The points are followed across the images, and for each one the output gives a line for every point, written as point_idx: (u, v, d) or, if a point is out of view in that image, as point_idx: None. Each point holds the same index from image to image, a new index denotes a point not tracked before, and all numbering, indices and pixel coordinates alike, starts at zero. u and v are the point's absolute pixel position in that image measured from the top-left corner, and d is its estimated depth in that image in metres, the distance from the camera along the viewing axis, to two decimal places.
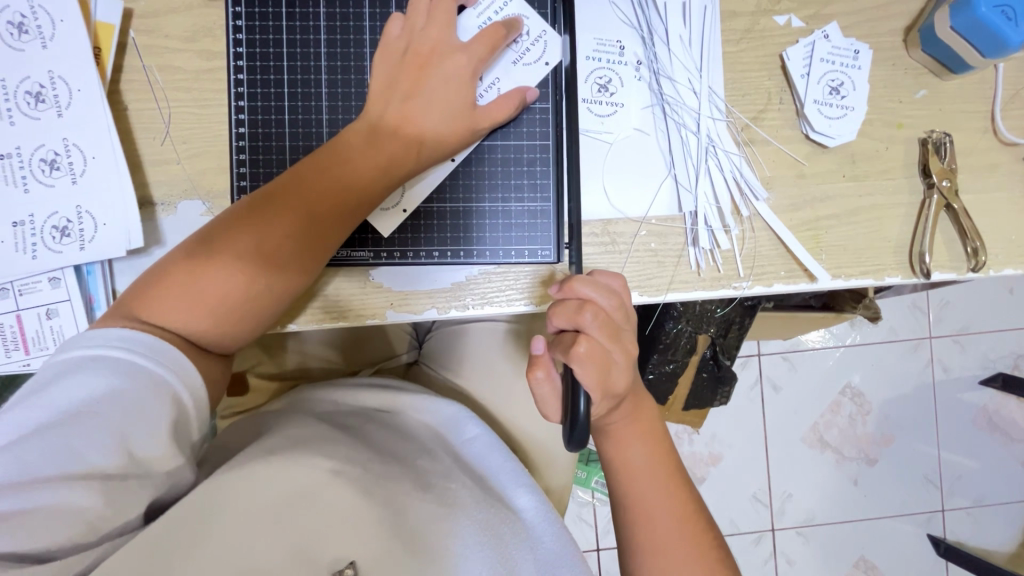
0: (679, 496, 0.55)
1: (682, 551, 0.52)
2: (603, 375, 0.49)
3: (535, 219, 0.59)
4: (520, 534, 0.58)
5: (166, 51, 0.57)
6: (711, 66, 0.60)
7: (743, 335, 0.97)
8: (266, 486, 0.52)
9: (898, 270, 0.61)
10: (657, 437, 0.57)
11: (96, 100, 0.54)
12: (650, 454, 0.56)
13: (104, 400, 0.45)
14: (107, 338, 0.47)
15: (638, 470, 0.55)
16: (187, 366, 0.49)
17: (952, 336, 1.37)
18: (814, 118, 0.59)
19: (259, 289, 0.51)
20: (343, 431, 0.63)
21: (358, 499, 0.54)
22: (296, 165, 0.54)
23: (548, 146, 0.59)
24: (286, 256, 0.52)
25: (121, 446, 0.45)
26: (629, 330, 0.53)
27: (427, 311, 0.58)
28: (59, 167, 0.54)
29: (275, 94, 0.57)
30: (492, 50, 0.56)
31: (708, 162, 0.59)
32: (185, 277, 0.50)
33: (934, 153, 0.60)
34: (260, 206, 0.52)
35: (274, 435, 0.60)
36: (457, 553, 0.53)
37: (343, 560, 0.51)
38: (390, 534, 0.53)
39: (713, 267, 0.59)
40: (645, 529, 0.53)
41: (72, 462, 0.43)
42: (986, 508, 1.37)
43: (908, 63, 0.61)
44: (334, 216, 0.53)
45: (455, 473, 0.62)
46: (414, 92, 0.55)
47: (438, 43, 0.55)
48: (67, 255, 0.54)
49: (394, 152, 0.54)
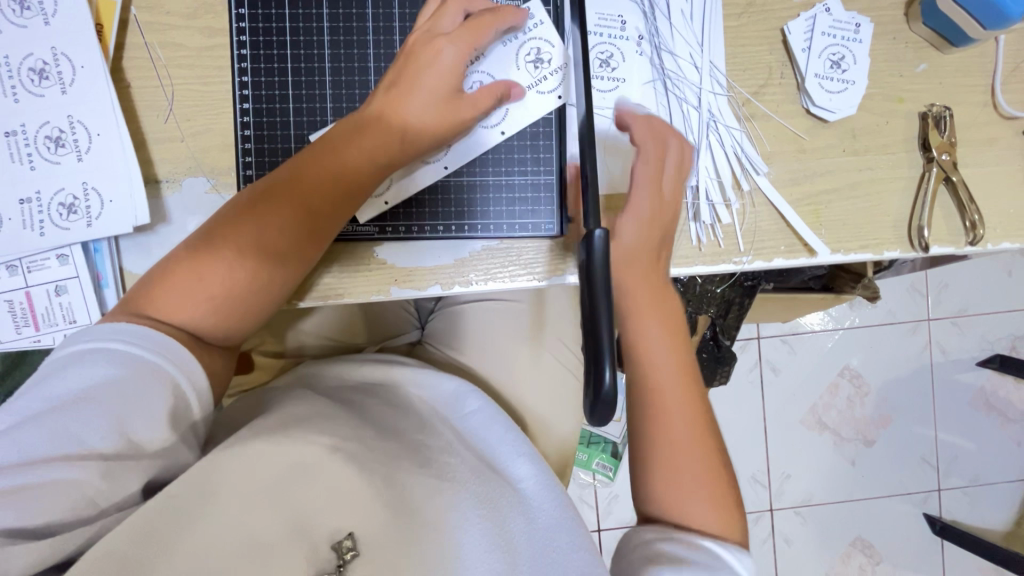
0: (694, 398, 0.54)
1: (688, 448, 0.53)
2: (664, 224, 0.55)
3: (539, 192, 0.59)
4: (518, 510, 0.57)
5: (168, 27, 0.57)
6: (713, 39, 0.60)
7: (742, 316, 0.98)
8: (264, 464, 0.52)
9: (897, 245, 0.61)
10: (680, 337, 0.56)
11: (101, 77, 0.54)
12: (668, 343, 0.55)
13: (102, 389, 0.45)
14: (106, 331, 0.47)
15: (659, 362, 0.54)
16: (184, 356, 0.48)
17: (950, 317, 1.38)
18: (814, 92, 0.59)
19: (261, 288, 0.52)
20: (345, 406, 0.65)
21: (356, 475, 0.55)
22: (296, 159, 0.54)
23: (551, 119, 0.59)
24: (285, 245, 0.52)
25: (120, 432, 0.45)
26: (676, 182, 0.56)
27: (431, 287, 0.59)
28: (65, 144, 0.55)
29: (278, 69, 0.58)
30: (480, 37, 0.55)
31: (709, 137, 0.60)
32: (185, 271, 0.51)
33: (934, 127, 0.60)
34: (263, 202, 0.52)
35: (280, 411, 0.61)
36: (455, 526, 0.54)
37: (340, 532, 0.53)
38: (386, 511, 0.55)
39: (713, 242, 0.60)
40: (654, 423, 0.53)
41: (70, 445, 0.43)
42: (982, 487, 1.39)
43: (909, 36, 0.61)
44: (335, 212, 0.53)
45: (455, 449, 0.63)
46: (403, 78, 0.54)
47: (428, 32, 0.55)
48: (74, 231, 0.55)
49: (387, 139, 0.54)
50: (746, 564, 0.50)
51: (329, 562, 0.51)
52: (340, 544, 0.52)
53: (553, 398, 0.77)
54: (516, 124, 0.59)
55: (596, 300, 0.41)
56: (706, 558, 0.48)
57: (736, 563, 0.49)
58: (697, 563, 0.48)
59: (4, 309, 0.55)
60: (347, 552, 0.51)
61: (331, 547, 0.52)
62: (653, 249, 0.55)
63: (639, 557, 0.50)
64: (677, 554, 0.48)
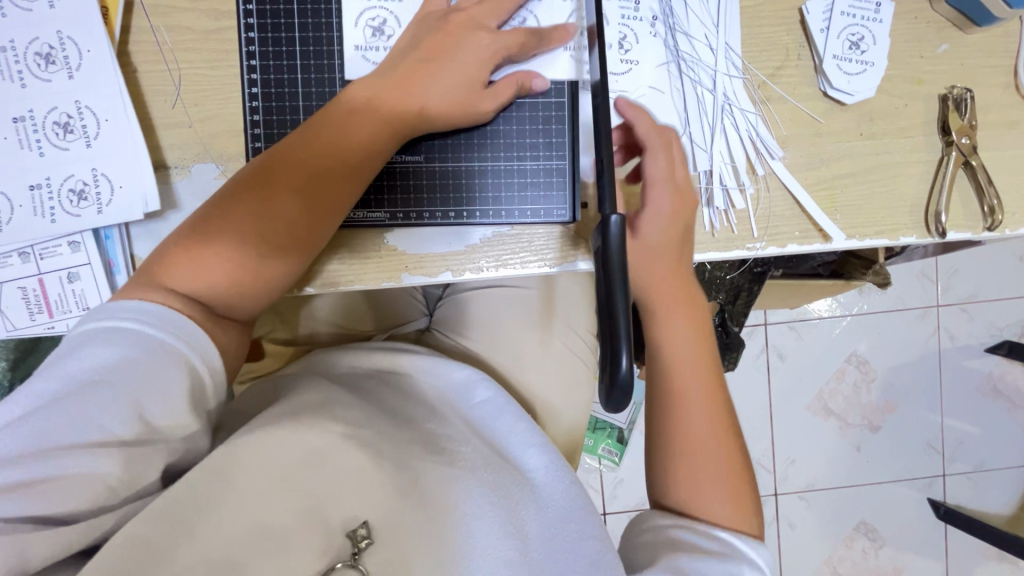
0: (717, 397, 0.57)
1: (711, 441, 0.56)
2: (677, 203, 0.56)
3: (550, 177, 0.59)
4: (529, 497, 0.58)
5: (174, 9, 0.56)
6: (728, 20, 0.59)
7: (752, 302, 0.98)
8: (278, 451, 0.52)
9: (913, 230, 0.60)
10: (703, 333, 0.59)
11: (108, 62, 0.54)
12: (696, 346, 0.58)
13: (114, 369, 0.45)
14: (123, 310, 0.47)
15: (683, 358, 0.57)
16: (195, 332, 0.49)
17: (959, 303, 1.37)
18: (832, 74, 0.58)
19: (270, 256, 0.51)
20: (359, 394, 0.65)
21: (370, 462, 0.56)
22: (309, 126, 0.53)
23: (564, 104, 0.58)
24: (293, 212, 0.51)
25: (133, 412, 0.45)
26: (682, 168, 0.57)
27: (441, 273, 0.59)
28: (73, 130, 0.54)
29: (287, 53, 0.57)
30: (519, 35, 0.55)
31: (723, 121, 0.59)
32: (193, 241, 0.50)
33: (954, 110, 0.59)
34: (275, 171, 0.51)
35: (293, 398, 0.61)
36: (466, 514, 0.55)
37: (355, 520, 0.54)
38: (399, 500, 0.55)
39: (726, 228, 0.59)
40: (676, 412, 0.56)
41: (88, 429, 0.43)
42: (987, 472, 1.39)
43: (931, 16, 0.60)
44: (346, 182, 0.53)
45: (468, 436, 0.63)
46: (428, 58, 0.54)
47: (469, 17, 0.55)
48: (85, 218, 0.54)
49: (400, 116, 0.53)
50: (758, 550, 0.52)
51: (344, 549, 0.53)
52: (354, 532, 0.53)
53: (563, 384, 0.77)
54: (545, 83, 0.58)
55: (612, 283, 0.41)
56: (720, 546, 0.51)
57: (748, 549, 0.52)
58: (711, 551, 0.50)
59: (17, 296, 0.55)
60: (361, 541, 0.53)
61: (345, 535, 0.53)
62: (676, 245, 0.57)
63: (649, 541, 0.53)
64: (697, 544, 0.51)
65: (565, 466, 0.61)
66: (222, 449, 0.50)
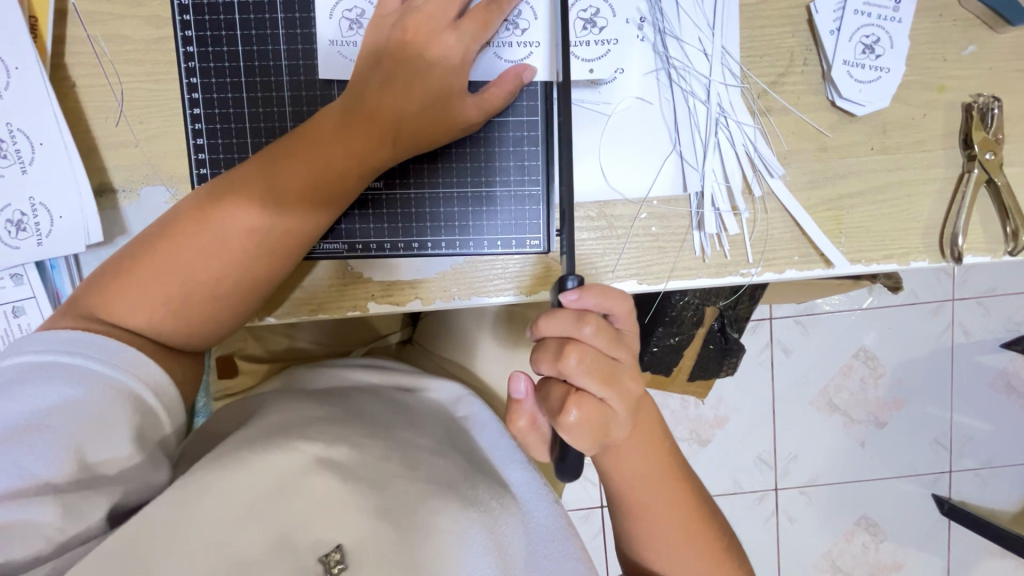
0: (687, 501, 0.52)
1: (680, 536, 0.52)
2: (601, 442, 0.44)
3: (523, 205, 0.54)
4: (515, 516, 0.51)
5: (111, 16, 0.51)
6: (726, 21, 0.52)
7: (754, 304, 0.90)
8: (237, 483, 0.44)
9: (926, 254, 0.55)
10: (660, 441, 0.52)
11: (39, 79, 0.50)
12: (651, 459, 0.51)
13: (58, 411, 0.41)
14: (60, 341, 0.44)
15: (642, 480, 0.51)
16: (147, 364, 0.45)
17: (975, 299, 1.31)
18: (841, 82, 0.52)
19: (223, 291, 0.48)
20: (331, 402, 0.57)
21: (342, 486, 0.46)
22: (268, 151, 0.49)
23: (537, 122, 0.53)
24: (247, 244, 0.47)
25: (79, 457, 0.41)
26: (631, 369, 0.45)
27: (411, 303, 0.54)
28: (7, 155, 0.51)
29: (229, 69, 0.52)
30: (487, 28, 0.49)
31: (717, 135, 0.53)
32: (140, 271, 0.47)
33: (978, 121, 0.53)
34: (227, 198, 0.47)
35: (251, 419, 0.55)
36: (455, 541, 0.45)
37: (329, 543, 0.44)
38: (381, 520, 0.45)
39: (719, 253, 0.54)
40: (639, 524, 0.52)
41: (18, 476, 0.39)
42: (996, 470, 1.35)
43: (958, 12, 0.53)
44: (305, 211, 0.48)
45: (447, 451, 0.55)
46: (396, 75, 0.49)
47: (429, 17, 0.49)
48: (24, 250, 0.52)
49: (367, 139, 0.48)
50: None
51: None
52: (328, 557, 0.43)
53: None
54: (538, 66, 0.52)
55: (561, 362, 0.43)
56: None
57: None
58: None
59: None
60: (336, 568, 0.43)
61: (317, 560, 0.43)
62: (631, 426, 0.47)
63: None
64: None
65: (546, 485, 0.57)
66: (185, 479, 0.43)
